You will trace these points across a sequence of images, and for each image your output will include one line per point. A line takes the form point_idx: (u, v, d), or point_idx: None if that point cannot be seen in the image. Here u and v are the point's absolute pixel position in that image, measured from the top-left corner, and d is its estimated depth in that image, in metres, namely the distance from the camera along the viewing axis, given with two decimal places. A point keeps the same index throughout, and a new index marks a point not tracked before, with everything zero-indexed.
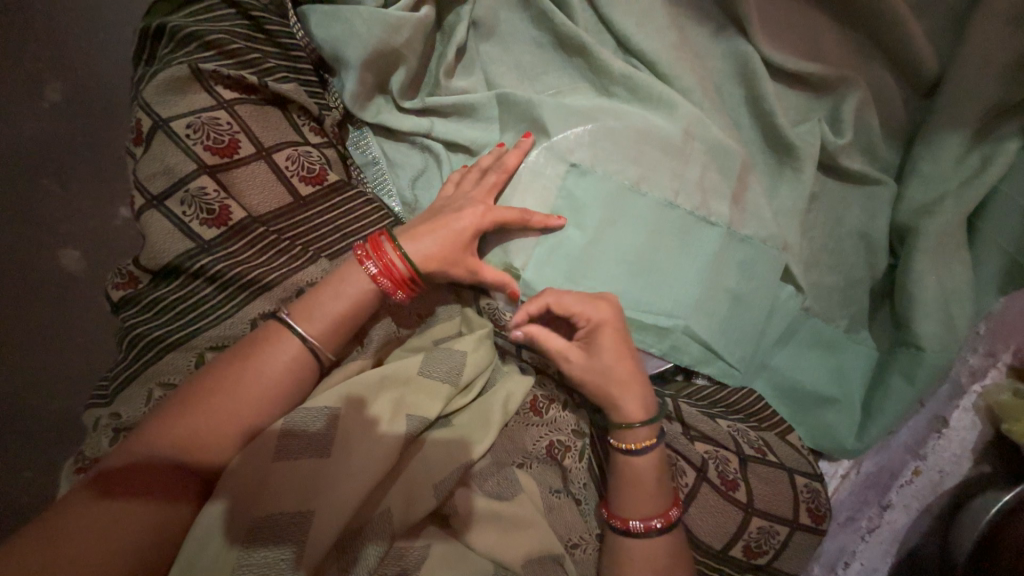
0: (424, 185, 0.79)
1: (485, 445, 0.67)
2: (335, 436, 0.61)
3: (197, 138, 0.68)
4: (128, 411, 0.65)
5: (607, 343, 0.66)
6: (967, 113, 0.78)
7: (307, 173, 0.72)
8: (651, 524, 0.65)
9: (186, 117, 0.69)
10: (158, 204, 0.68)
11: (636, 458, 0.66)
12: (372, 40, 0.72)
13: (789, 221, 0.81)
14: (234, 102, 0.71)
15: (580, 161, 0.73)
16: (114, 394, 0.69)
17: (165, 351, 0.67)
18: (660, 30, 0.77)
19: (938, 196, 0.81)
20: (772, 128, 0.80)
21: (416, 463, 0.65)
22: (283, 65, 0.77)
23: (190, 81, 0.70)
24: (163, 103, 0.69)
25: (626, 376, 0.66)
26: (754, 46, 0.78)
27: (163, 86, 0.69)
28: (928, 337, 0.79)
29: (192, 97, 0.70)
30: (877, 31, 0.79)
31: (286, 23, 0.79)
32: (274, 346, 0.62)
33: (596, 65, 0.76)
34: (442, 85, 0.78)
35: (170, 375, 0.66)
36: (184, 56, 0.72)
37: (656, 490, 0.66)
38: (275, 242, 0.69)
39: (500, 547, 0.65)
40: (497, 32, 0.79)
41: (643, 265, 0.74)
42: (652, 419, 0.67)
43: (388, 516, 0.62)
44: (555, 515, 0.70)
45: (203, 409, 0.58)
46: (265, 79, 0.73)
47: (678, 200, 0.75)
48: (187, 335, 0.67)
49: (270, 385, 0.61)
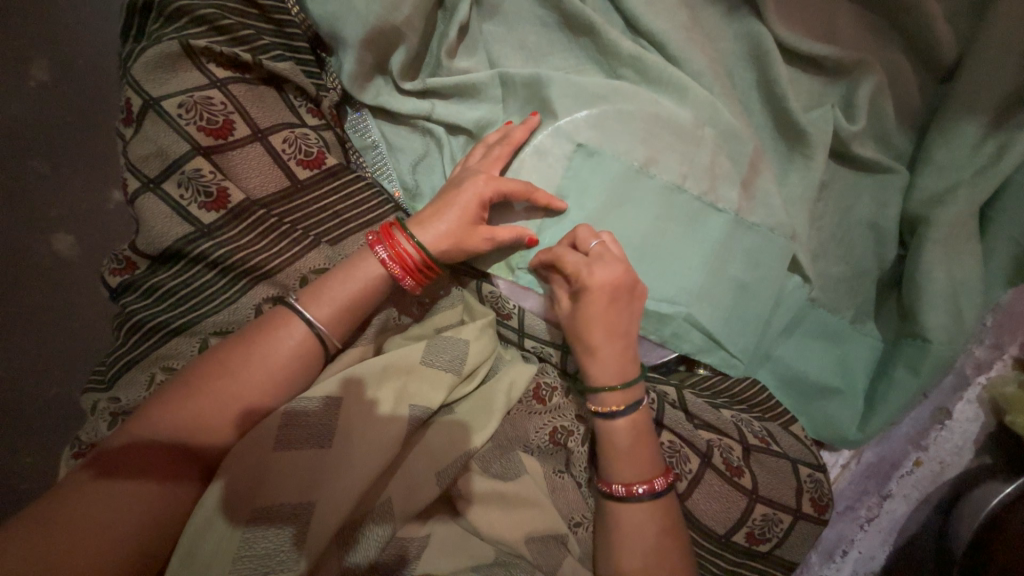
0: (425, 170, 0.77)
1: (485, 436, 0.66)
2: (335, 426, 0.60)
3: (189, 119, 0.65)
4: (128, 396, 0.64)
5: (597, 304, 0.64)
6: (984, 100, 0.76)
7: (305, 156, 0.70)
8: (634, 488, 0.64)
9: (177, 95, 0.66)
10: (154, 187, 0.66)
11: (613, 422, 0.66)
12: (371, 18, 0.69)
13: (799, 209, 0.80)
14: (227, 81, 0.68)
15: (587, 141, 0.71)
16: (113, 379, 0.67)
17: (169, 336, 0.66)
18: (671, 10, 0.74)
19: (951, 185, 0.79)
20: (785, 113, 0.78)
21: (419, 451, 0.64)
22: (277, 43, 0.74)
23: (182, 59, 0.67)
24: (152, 82, 0.67)
25: (600, 335, 0.65)
26: (768, 27, 0.75)
27: (152, 62, 0.66)
28: (935, 328, 0.79)
29: (183, 75, 0.67)
30: (896, 13, 0.77)
31: None
32: (279, 332, 0.61)
33: (604, 46, 0.73)
34: (443, 66, 0.75)
35: (174, 360, 0.65)
36: (174, 32, 0.68)
37: (635, 456, 0.65)
38: (275, 226, 0.67)
39: (501, 531, 0.65)
40: (501, 10, 0.76)
41: (647, 255, 0.72)
42: (627, 384, 0.65)
43: (389, 508, 0.62)
44: (558, 495, 0.70)
45: (210, 391, 0.57)
46: (259, 58, 0.70)
47: (687, 184, 0.73)
48: (189, 321, 0.67)
49: (276, 371, 0.60)
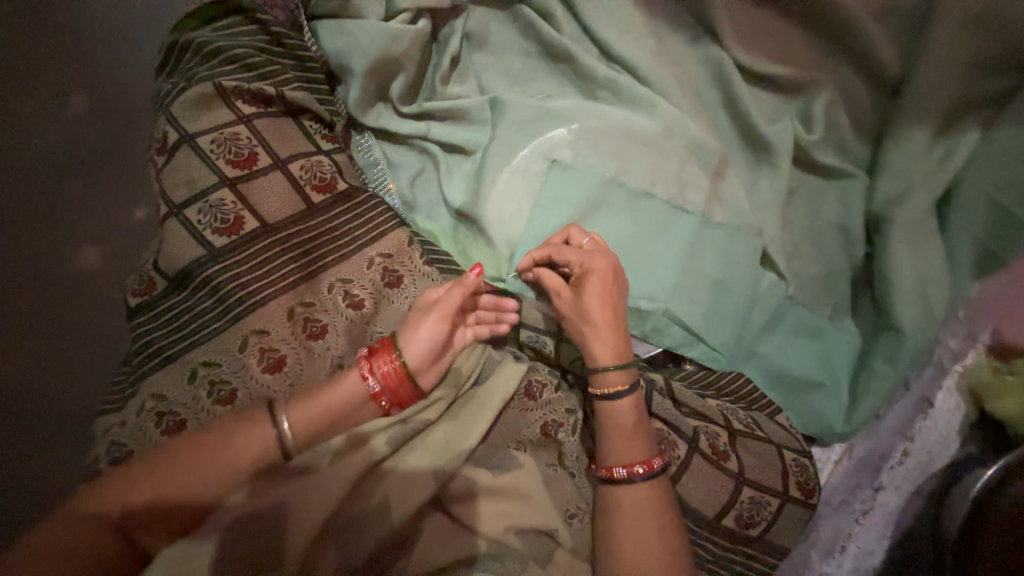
0: (422, 185, 0.85)
1: (479, 433, 0.70)
2: (327, 436, 0.63)
3: (218, 153, 0.69)
4: (122, 426, 0.62)
5: (594, 289, 0.69)
6: (929, 109, 0.84)
7: (319, 181, 0.74)
8: (633, 469, 0.67)
9: (209, 132, 0.69)
10: (175, 213, 0.68)
11: (617, 403, 0.69)
12: (374, 52, 0.78)
13: (769, 212, 0.86)
14: (254, 115, 0.72)
15: (562, 157, 0.80)
16: (112, 410, 0.66)
17: (164, 363, 0.65)
18: (641, 38, 0.83)
19: (908, 186, 0.85)
20: (750, 126, 0.86)
21: (407, 459, 0.66)
22: (299, 77, 0.79)
23: (215, 98, 0.71)
24: (187, 118, 0.70)
25: (599, 318, 0.69)
26: (727, 52, 0.85)
27: (189, 101, 0.70)
28: (907, 319, 0.83)
29: (215, 112, 0.70)
30: (844, 36, 0.85)
31: (301, 36, 0.81)
32: (266, 416, 0.61)
33: (581, 72, 0.82)
34: (438, 91, 0.84)
35: (164, 389, 0.63)
36: (207, 71, 0.72)
37: (635, 437, 0.68)
38: (286, 248, 0.70)
39: (486, 523, 0.67)
40: (488, 42, 0.85)
41: (623, 253, 0.79)
42: (623, 364, 0.69)
43: (383, 510, 0.63)
44: (553, 486, 0.72)
45: (198, 472, 0.57)
46: (282, 90, 0.75)
47: (655, 190, 0.81)
48: (185, 347, 0.65)
49: (264, 435, 0.60)
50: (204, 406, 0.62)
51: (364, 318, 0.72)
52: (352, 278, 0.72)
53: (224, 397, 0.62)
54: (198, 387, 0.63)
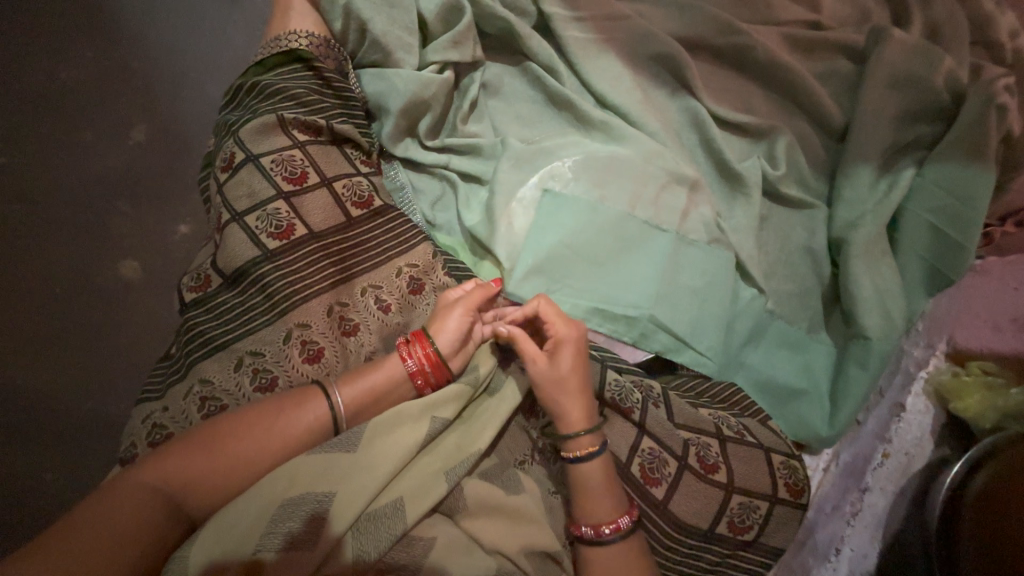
0: (442, 208, 0.96)
1: (486, 440, 0.74)
2: (362, 433, 0.69)
3: (277, 170, 0.80)
4: (176, 406, 0.71)
5: (568, 359, 0.74)
6: (871, 152, 0.99)
7: (358, 199, 0.84)
8: (601, 530, 0.70)
9: (270, 153, 0.81)
10: (238, 219, 0.79)
11: (586, 464, 0.72)
12: (407, 94, 0.92)
13: (746, 233, 0.98)
14: (306, 142, 0.84)
15: (557, 186, 0.92)
16: (164, 391, 0.75)
17: (216, 351, 0.75)
18: (629, 90, 0.99)
19: (860, 214, 0.99)
20: (724, 163, 1.00)
21: (431, 455, 0.72)
22: (342, 111, 0.91)
23: (275, 127, 0.83)
24: (253, 141, 0.82)
25: (570, 387, 0.74)
26: (702, 103, 1.01)
27: (255, 128, 0.82)
28: (872, 328, 0.93)
29: (275, 138, 0.83)
30: (795, 94, 1.04)
31: (346, 80, 0.94)
32: (298, 420, 0.67)
33: (580, 115, 0.97)
34: (458, 128, 0.97)
35: (212, 374, 0.73)
36: (269, 105, 0.85)
37: (604, 498, 0.72)
38: (326, 255, 0.79)
39: (502, 540, 0.70)
40: (502, 91, 1.01)
41: (611, 263, 0.91)
42: (592, 426, 0.74)
43: (400, 509, 0.67)
44: (554, 515, 0.77)
45: (240, 448, 0.64)
46: (330, 123, 0.87)
47: (637, 212, 0.93)
48: (236, 337, 0.75)
49: (293, 436, 0.67)
50: (246, 391, 0.72)
51: (392, 319, 0.80)
52: (382, 285, 0.82)
53: (266, 383, 0.72)
54: (242, 373, 0.73)
